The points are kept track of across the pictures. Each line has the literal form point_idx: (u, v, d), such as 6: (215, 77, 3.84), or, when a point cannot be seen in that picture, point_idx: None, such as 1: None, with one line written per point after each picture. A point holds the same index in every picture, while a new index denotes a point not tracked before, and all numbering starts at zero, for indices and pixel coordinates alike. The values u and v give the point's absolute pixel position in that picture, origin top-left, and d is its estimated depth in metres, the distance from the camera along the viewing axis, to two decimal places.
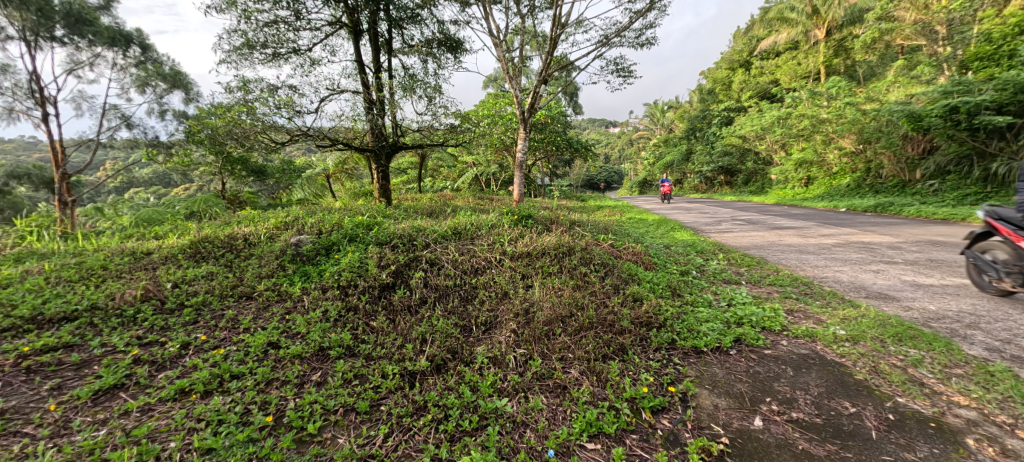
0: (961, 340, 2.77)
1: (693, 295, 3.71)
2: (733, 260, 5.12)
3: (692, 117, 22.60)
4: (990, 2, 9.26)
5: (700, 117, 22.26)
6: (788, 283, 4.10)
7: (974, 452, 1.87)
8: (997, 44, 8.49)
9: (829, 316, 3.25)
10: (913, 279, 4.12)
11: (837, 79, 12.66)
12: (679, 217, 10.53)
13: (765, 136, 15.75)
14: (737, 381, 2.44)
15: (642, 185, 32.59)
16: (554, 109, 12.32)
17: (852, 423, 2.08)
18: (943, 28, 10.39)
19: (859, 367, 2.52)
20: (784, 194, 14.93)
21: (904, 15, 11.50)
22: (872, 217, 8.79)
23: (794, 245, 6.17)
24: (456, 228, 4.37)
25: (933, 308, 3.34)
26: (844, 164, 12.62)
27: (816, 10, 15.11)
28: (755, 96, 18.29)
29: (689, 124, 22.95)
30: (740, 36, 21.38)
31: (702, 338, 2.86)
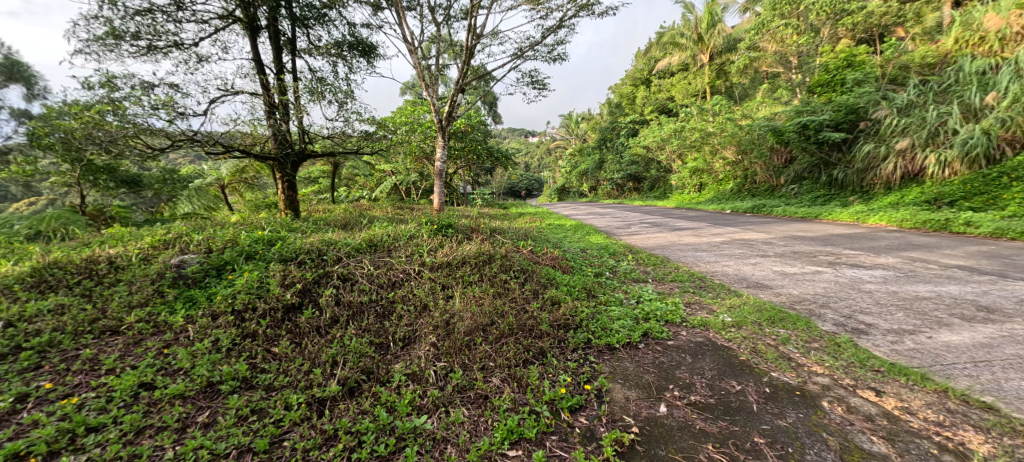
0: (817, 318, 3.30)
1: (607, 295, 3.95)
2: (641, 261, 5.56)
3: (603, 129, 24.26)
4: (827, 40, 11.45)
5: (610, 129, 23.98)
6: (686, 279, 4.56)
7: (828, 411, 2.22)
8: (833, 73, 10.43)
9: (718, 306, 3.68)
10: (783, 269, 4.83)
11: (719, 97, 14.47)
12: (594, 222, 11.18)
13: (665, 146, 17.43)
14: (645, 373, 2.63)
15: (561, 192, 34.17)
16: (474, 118, 12.34)
17: (738, 399, 2.34)
18: (795, 58, 12.43)
19: (742, 349, 2.87)
20: (682, 199, 16.62)
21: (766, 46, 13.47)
22: (751, 217, 10.14)
23: (691, 243, 6.89)
24: (371, 240, 4.15)
25: (797, 292, 3.95)
26: (728, 172, 14.41)
27: (700, 37, 16.90)
28: (655, 111, 20.22)
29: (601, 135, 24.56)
30: (640, 56, 23.48)
31: (615, 335, 3.06)
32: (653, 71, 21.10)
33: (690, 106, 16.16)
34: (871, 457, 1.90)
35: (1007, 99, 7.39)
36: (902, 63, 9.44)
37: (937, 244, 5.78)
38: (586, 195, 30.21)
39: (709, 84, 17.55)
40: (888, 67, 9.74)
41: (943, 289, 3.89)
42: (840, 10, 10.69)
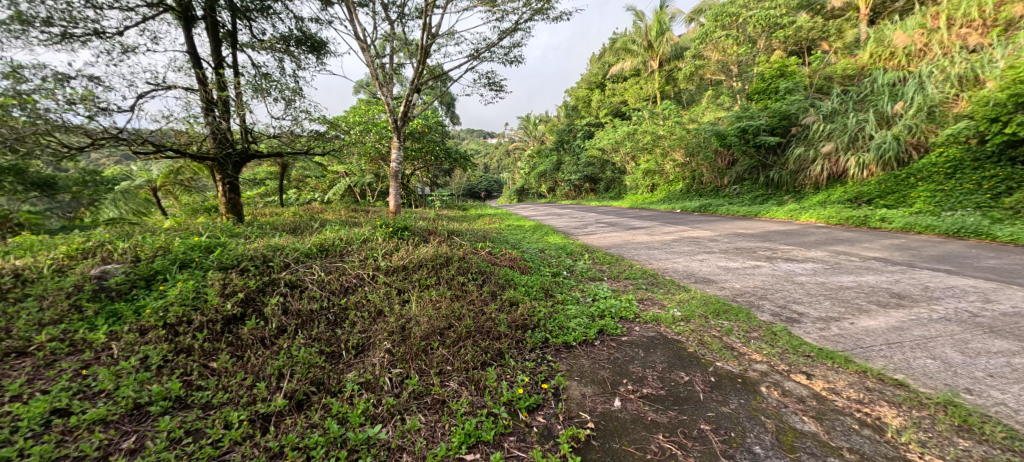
0: (756, 310, 3.55)
1: (563, 294, 4.02)
2: (597, 259, 5.72)
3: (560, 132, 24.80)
4: (763, 51, 12.33)
5: (567, 131, 24.51)
6: (639, 276, 4.74)
7: (766, 395, 2.37)
8: (768, 82, 11.23)
9: (668, 301, 3.86)
10: (726, 264, 5.14)
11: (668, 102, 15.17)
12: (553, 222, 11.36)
13: (619, 148, 18.04)
14: (600, 369, 2.71)
15: (520, 194, 34.46)
16: (431, 119, 12.16)
17: (687, 389, 2.46)
18: (735, 67, 13.27)
19: (690, 341, 3.03)
20: (636, 199, 17.27)
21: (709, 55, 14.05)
22: (698, 216, 10.71)
23: (644, 242, 7.17)
24: (322, 245, 3.98)
25: (739, 286, 4.22)
26: (678, 173, 15.14)
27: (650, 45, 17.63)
28: (610, 114, 20.95)
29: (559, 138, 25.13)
30: (595, 61, 24.15)
31: (572, 333, 3.13)
32: (607, 75, 21.78)
33: (642, 110, 16.83)
34: (802, 436, 2.04)
35: (913, 107, 8.28)
36: (827, 73, 10.44)
37: (857, 239, 6.37)
38: (545, 196, 30.65)
39: (659, 90, 18.34)
40: (814, 77, 10.77)
41: (863, 279, 4.29)
42: (773, 24, 11.52)
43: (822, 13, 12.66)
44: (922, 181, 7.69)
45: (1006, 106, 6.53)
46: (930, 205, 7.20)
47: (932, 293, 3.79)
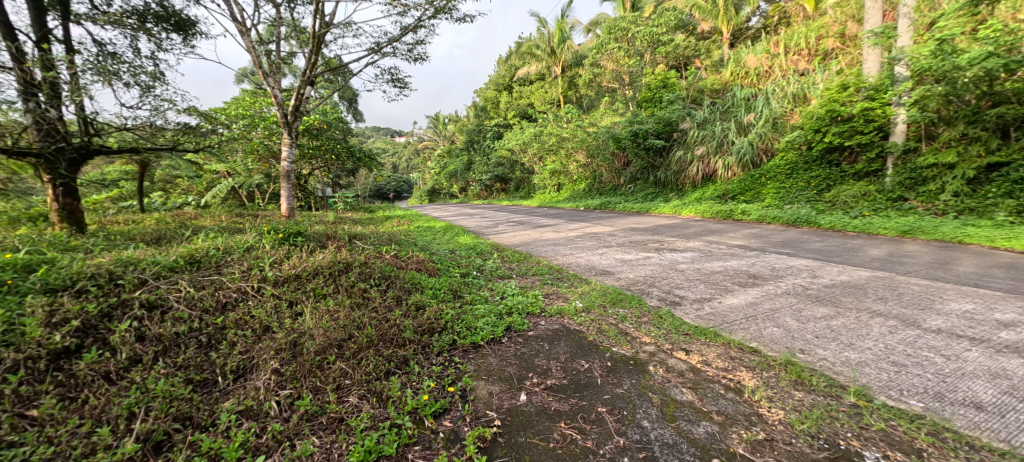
0: (646, 296, 3.93)
1: (472, 294, 4.02)
2: (506, 258, 5.84)
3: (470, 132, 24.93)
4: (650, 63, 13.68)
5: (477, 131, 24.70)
6: (546, 272, 4.94)
7: (653, 373, 2.62)
8: (654, 91, 12.49)
9: (572, 293, 4.09)
10: (622, 257, 5.61)
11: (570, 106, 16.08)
12: (463, 222, 11.32)
13: (527, 149, 18.66)
14: (507, 365, 2.76)
15: (431, 194, 33.82)
16: (330, 115, 11.29)
17: (587, 376, 2.62)
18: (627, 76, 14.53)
19: (590, 330, 3.24)
20: (544, 198, 18.03)
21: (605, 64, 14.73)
22: (599, 213, 11.53)
23: (551, 239, 7.51)
24: (192, 256, 3.45)
25: (632, 276, 4.64)
26: (580, 173, 16.15)
27: (553, 50, 18.51)
28: (517, 116, 21.57)
29: (469, 137, 25.27)
30: (502, 63, 24.64)
31: (480, 333, 3.14)
32: (514, 78, 22.36)
33: (547, 113, 17.62)
34: (682, 405, 2.28)
35: (762, 118, 9.86)
36: (699, 87, 12.02)
37: (725, 230, 7.40)
38: (457, 197, 30.49)
39: (562, 94, 19.31)
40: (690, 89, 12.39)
41: (729, 264, 4.99)
42: (657, 40, 12.83)
43: (695, 33, 14.47)
44: (771, 180, 9.20)
45: (825, 119, 8.11)
46: (776, 200, 8.66)
47: (777, 273, 4.56)
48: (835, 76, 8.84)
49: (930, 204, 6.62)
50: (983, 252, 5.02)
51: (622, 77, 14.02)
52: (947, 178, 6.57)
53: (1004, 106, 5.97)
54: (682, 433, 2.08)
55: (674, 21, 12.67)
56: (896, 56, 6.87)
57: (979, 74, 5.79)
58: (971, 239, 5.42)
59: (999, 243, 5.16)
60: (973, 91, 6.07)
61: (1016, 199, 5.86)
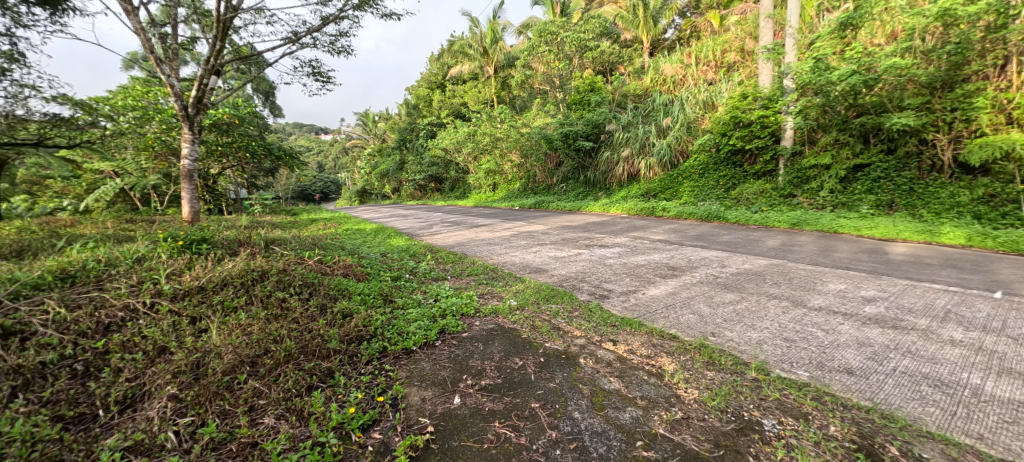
0: (578, 292, 4.07)
1: (404, 298, 3.89)
2: (440, 259, 5.73)
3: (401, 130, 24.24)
4: (579, 67, 14.23)
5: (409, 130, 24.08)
6: (481, 272, 4.93)
7: (583, 365, 2.72)
8: (582, 94, 13.01)
9: (506, 292, 4.12)
10: (555, 254, 5.77)
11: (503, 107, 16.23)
12: (396, 224, 10.94)
13: (462, 149, 18.55)
14: (441, 369, 2.71)
15: (362, 195, 32.32)
16: (243, 109, 10.29)
17: (520, 373, 2.65)
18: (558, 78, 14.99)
19: (524, 328, 3.29)
20: (479, 198, 18.02)
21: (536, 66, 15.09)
22: (533, 212, 11.78)
23: (486, 238, 7.52)
24: (64, 271, 2.96)
25: (564, 272, 4.79)
26: (515, 173, 16.38)
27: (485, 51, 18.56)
28: (451, 115, 21.33)
29: (401, 136, 24.56)
30: (434, 61, 24.22)
31: (411, 338, 3.05)
32: (447, 76, 22.10)
33: (481, 112, 17.64)
34: (609, 394, 2.39)
35: (678, 122, 10.67)
36: (624, 92, 12.76)
37: (648, 226, 7.92)
38: (390, 198, 29.46)
39: (495, 94, 19.42)
40: (616, 94, 13.10)
41: (651, 258, 5.35)
42: (584, 45, 13.37)
43: (619, 41, 15.29)
44: (686, 179, 10.02)
45: (729, 124, 9.00)
46: (691, 197, 9.44)
47: (692, 264, 4.97)
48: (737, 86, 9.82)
49: (813, 199, 7.64)
50: (853, 240, 5.89)
51: (553, 80, 14.45)
52: (825, 176, 7.63)
53: (865, 116, 7.06)
54: (610, 420, 2.18)
55: (600, 28, 13.29)
56: (785, 71, 7.80)
57: (847, 88, 6.77)
58: (844, 229, 6.34)
59: (864, 232, 6.11)
60: (843, 103, 7.08)
61: (876, 194, 6.97)
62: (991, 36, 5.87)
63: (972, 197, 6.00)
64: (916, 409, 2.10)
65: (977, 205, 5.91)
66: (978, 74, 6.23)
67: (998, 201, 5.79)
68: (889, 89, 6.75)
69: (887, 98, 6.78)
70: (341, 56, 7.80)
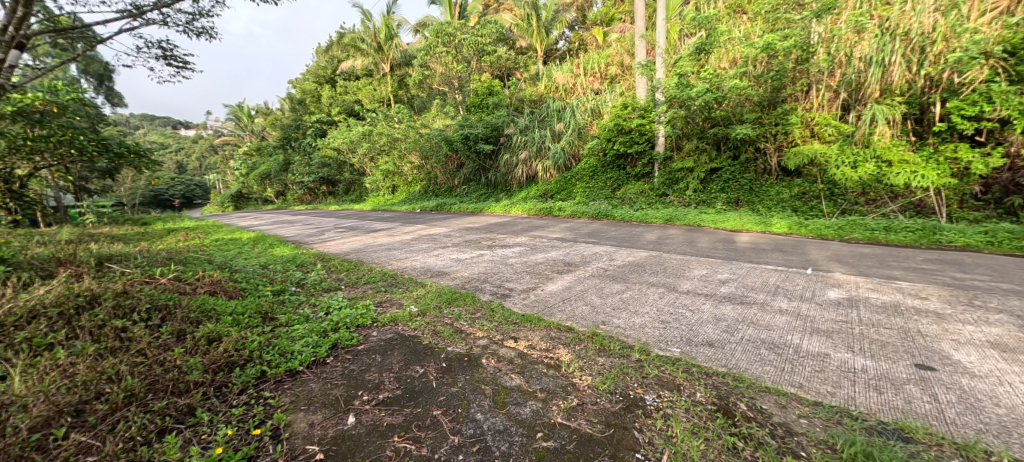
0: (480, 292, 4.09)
1: (288, 314, 3.48)
2: (333, 268, 5.28)
3: (285, 126, 21.94)
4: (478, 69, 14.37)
5: (294, 127, 21.92)
6: (379, 279, 4.66)
7: (487, 366, 2.72)
8: (481, 97, 13.15)
9: (406, 299, 3.96)
10: (457, 256, 5.73)
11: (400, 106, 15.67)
12: (281, 231, 9.85)
13: (357, 149, 17.45)
14: (333, 388, 2.49)
15: (237, 199, 28.48)
16: (65, 93, 8.19)
17: (422, 382, 2.55)
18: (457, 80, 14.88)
19: (425, 333, 3.19)
20: (377, 201, 17.12)
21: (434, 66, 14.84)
22: (435, 214, 11.56)
23: (385, 243, 7.16)
24: None
25: (467, 274, 4.77)
26: (415, 174, 15.94)
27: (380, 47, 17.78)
28: (343, 113, 19.88)
29: (283, 133, 22.19)
30: (322, 54, 22.39)
31: (297, 357, 2.75)
32: (337, 71, 20.57)
33: (377, 111, 16.80)
34: (511, 391, 2.44)
35: (570, 128, 11.37)
36: (521, 97, 13.24)
37: (546, 225, 8.31)
38: (273, 202, 26.45)
39: (392, 93, 18.64)
40: (513, 98, 13.52)
41: (549, 255, 5.60)
42: (481, 49, 13.51)
43: (515, 47, 15.76)
44: (578, 181, 10.75)
45: (612, 131, 9.87)
46: (583, 198, 10.16)
47: (586, 259, 5.34)
48: (619, 96, 10.80)
49: (682, 198, 8.78)
50: (713, 232, 6.89)
51: (452, 81, 14.39)
52: (690, 178, 8.80)
53: (717, 127, 8.33)
54: (511, 416, 2.21)
55: (497, 34, 13.58)
56: (656, 85, 8.82)
57: (703, 103, 7.92)
58: (705, 222, 7.38)
59: (720, 225, 7.18)
60: (701, 115, 8.25)
61: (727, 193, 8.28)
62: (800, 67, 7.33)
63: (792, 194, 7.46)
64: (757, 369, 2.52)
65: (795, 200, 7.36)
66: (792, 96, 7.76)
67: (808, 197, 7.29)
68: (733, 106, 8.01)
69: (731, 113, 8.04)
70: (202, 38, 6.71)
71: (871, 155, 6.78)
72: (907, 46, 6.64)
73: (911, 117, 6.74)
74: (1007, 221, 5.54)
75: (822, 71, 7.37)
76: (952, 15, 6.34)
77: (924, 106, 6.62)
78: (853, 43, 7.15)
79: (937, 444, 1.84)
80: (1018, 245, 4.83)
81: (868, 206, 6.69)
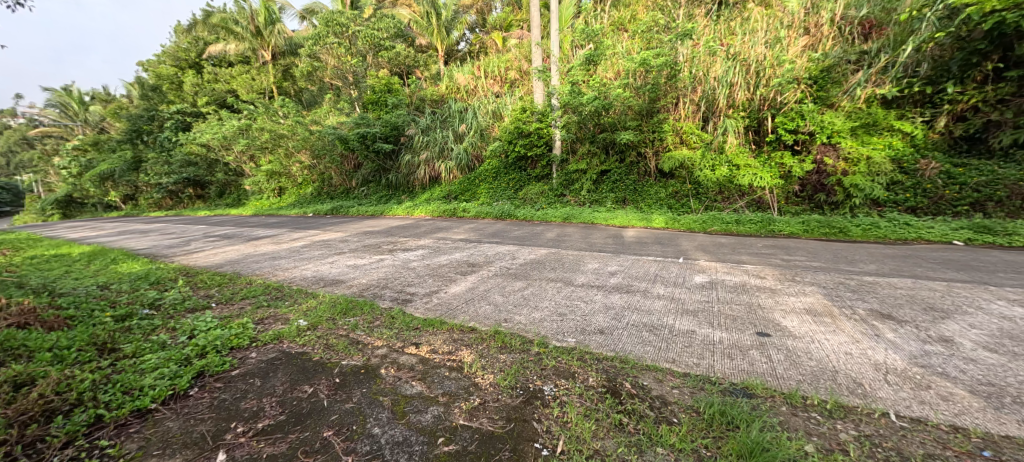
0: (380, 300, 3.89)
1: (136, 342, 2.91)
2: (201, 283, 4.57)
3: (133, 117, 18.43)
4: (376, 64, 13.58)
5: (146, 118, 18.52)
6: (260, 292, 4.15)
7: (385, 376, 2.58)
8: (378, 94, 12.54)
9: (294, 313, 3.59)
10: (354, 262, 5.37)
11: (286, 100, 14.21)
12: (131, 243, 8.25)
13: (232, 146, 15.37)
14: (198, 423, 2.15)
15: (68, 205, 23.09)
16: None
17: (311, 402, 2.32)
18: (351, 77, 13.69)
19: (315, 349, 2.91)
20: (260, 205, 15.28)
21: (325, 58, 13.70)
22: (330, 218, 10.71)
23: (270, 251, 6.42)
24: None
25: (365, 281, 4.50)
26: (306, 175, 14.60)
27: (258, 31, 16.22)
28: (212, 103, 17.24)
29: (131, 125, 18.61)
30: (183, 34, 19.28)
31: (148, 393, 2.32)
32: (205, 55, 17.91)
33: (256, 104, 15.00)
34: (412, 399, 2.35)
35: (472, 129, 11.40)
36: (422, 96, 12.90)
37: (451, 226, 8.21)
38: (121, 208, 22.01)
39: (275, 85, 16.78)
40: (413, 97, 13.10)
41: (453, 257, 5.55)
42: (378, 43, 12.88)
43: (414, 45, 15.34)
44: (481, 182, 10.85)
45: (512, 133, 10.15)
46: (487, 198, 10.27)
47: (489, 259, 5.40)
48: (519, 100, 11.14)
49: (578, 197, 9.34)
50: (604, 228, 7.49)
51: (346, 76, 13.50)
52: (584, 179, 9.43)
53: (605, 132, 9.11)
54: (411, 425, 2.14)
55: (394, 28, 13.07)
56: (552, 91, 9.33)
57: (592, 110, 8.67)
58: (598, 220, 8.00)
59: (610, 222, 7.84)
60: (591, 121, 9.01)
61: (615, 193, 9.06)
62: (670, 82, 8.41)
63: (667, 193, 8.46)
64: (639, 350, 2.80)
65: (670, 199, 8.35)
66: (664, 107, 8.80)
67: (679, 196, 8.31)
68: (618, 114, 8.88)
69: (617, 120, 8.89)
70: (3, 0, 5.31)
71: (725, 160, 8.00)
72: (747, 70, 8.04)
73: (752, 129, 8.09)
74: (818, 213, 6.89)
75: (687, 87, 8.49)
76: (775, 48, 7.97)
77: (759, 119, 7.99)
78: (708, 64, 8.40)
79: (771, 396, 2.23)
80: (825, 232, 6.09)
81: (723, 203, 7.82)
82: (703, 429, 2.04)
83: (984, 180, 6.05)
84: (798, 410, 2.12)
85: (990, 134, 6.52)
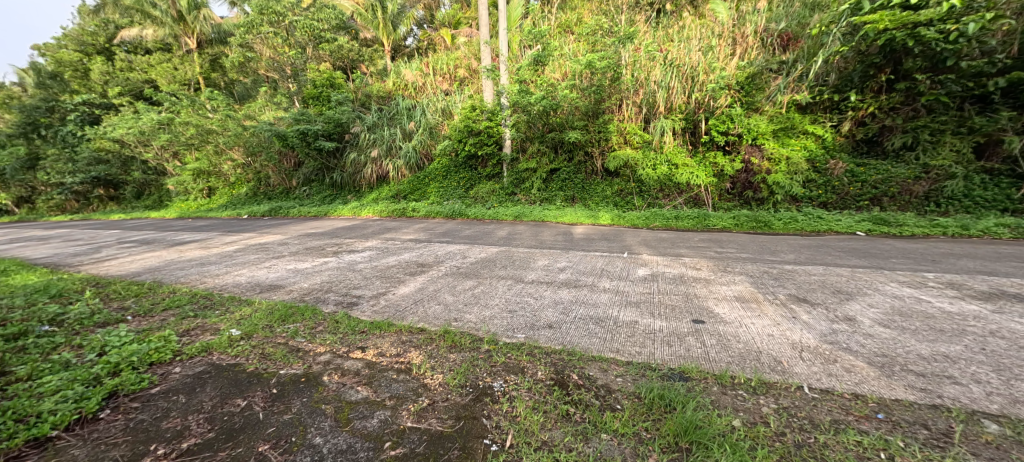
0: (323, 304, 3.71)
1: (31, 364, 2.56)
2: (115, 294, 4.12)
3: (29, 108, 16.43)
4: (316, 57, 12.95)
5: (45, 109, 16.57)
6: (186, 302, 3.80)
7: (328, 383, 2.46)
8: (319, 89, 11.94)
9: (225, 322, 3.32)
10: (295, 266, 5.08)
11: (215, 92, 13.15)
12: (26, 251, 7.25)
13: (151, 142, 13.96)
14: (110, 448, 1.94)
15: None
16: None
17: (244, 416, 2.17)
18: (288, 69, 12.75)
19: (250, 359, 2.72)
20: (186, 207, 13.99)
21: (258, 48, 12.83)
22: (267, 220, 10.04)
23: (199, 257, 5.91)
24: None
25: (307, 285, 4.26)
26: (239, 175, 13.58)
27: (181, 17, 14.95)
28: (126, 93, 15.49)
29: (27, 117, 16.53)
30: (89, 15, 17.24)
31: (48, 420, 2.06)
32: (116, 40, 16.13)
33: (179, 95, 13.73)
34: (357, 404, 2.27)
35: (421, 127, 11.17)
36: (367, 92, 12.44)
37: (400, 227, 8.00)
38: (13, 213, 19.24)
39: (201, 75, 15.46)
40: (358, 93, 12.57)
41: (402, 257, 5.41)
42: (317, 34, 12.25)
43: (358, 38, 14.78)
44: (431, 181, 10.67)
45: (462, 131, 10.07)
46: (437, 198, 10.11)
47: (439, 259, 5.32)
48: (468, 97, 11.07)
49: (528, 196, 9.44)
50: (554, 226, 7.64)
51: (283, 68, 12.73)
52: (533, 178, 9.53)
53: (554, 132, 9.30)
54: (356, 432, 2.06)
55: (336, 20, 12.50)
56: (501, 90, 9.38)
57: (541, 110, 8.83)
58: (548, 218, 8.14)
59: (560, 219, 8.01)
60: (540, 121, 9.18)
61: (564, 191, 9.26)
62: (614, 84, 8.65)
63: (612, 191, 8.78)
64: (586, 342, 2.89)
65: (615, 197, 8.68)
66: (609, 109, 9.09)
67: (624, 193, 8.67)
68: (565, 114, 9.09)
69: (564, 120, 9.09)
70: None
71: (665, 159, 8.44)
72: (683, 75, 8.55)
73: (688, 130, 8.61)
74: (746, 208, 7.46)
75: (629, 89, 8.86)
76: (708, 55, 8.55)
77: (694, 121, 8.51)
78: (648, 68, 8.83)
79: (704, 378, 2.40)
80: (752, 226, 6.62)
81: (664, 200, 8.25)
82: (643, 413, 2.14)
83: (880, 178, 6.84)
84: (727, 389, 2.29)
85: (884, 138, 7.33)
